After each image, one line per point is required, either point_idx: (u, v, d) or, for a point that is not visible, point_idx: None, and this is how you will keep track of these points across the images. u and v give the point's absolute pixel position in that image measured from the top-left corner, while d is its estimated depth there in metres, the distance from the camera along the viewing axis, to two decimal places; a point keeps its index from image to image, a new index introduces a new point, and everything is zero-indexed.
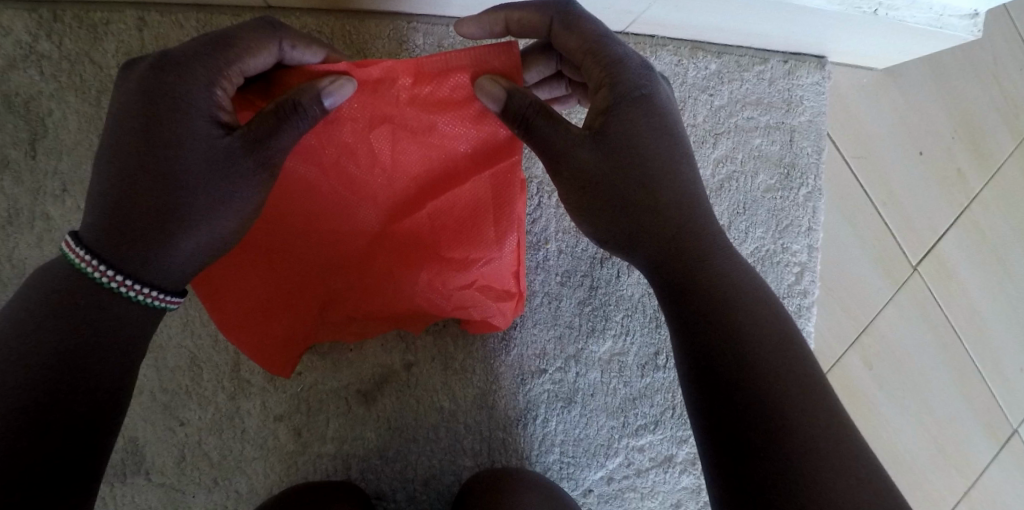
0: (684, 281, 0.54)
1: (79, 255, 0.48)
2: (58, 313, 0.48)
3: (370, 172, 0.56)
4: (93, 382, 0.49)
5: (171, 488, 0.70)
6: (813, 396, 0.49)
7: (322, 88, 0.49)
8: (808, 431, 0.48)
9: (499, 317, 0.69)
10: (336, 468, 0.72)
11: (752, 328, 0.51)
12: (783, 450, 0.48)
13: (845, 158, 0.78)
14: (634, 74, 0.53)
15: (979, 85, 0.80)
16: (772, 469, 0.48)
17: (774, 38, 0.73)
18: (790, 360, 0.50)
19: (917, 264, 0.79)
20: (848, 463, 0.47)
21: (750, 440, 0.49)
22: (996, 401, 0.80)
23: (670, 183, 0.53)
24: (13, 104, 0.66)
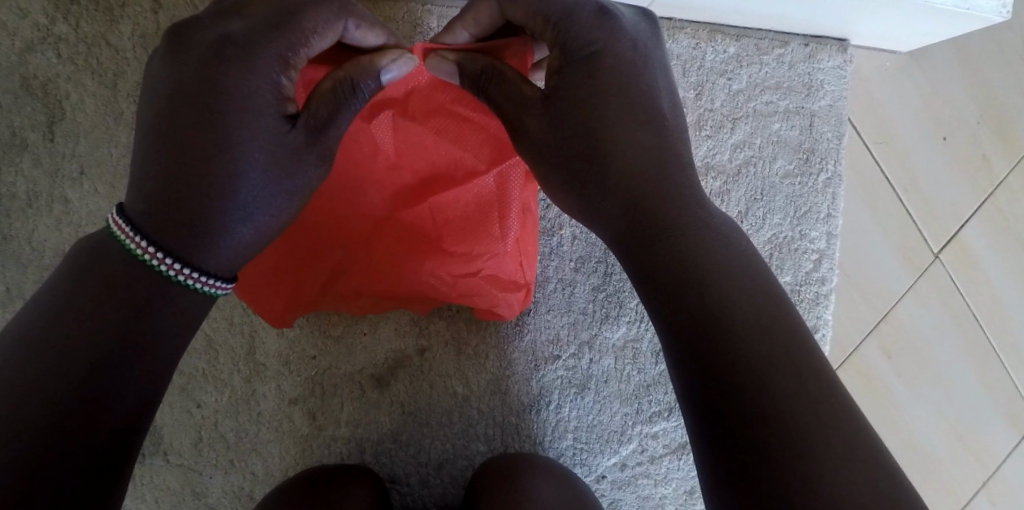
0: (665, 265, 0.50)
1: (135, 242, 0.46)
2: (101, 300, 0.45)
3: (395, 169, 0.60)
4: (125, 380, 0.44)
5: (188, 470, 0.71)
6: (808, 375, 0.45)
7: (380, 66, 0.52)
8: (804, 417, 0.43)
9: (505, 309, 0.66)
10: (350, 451, 0.73)
11: (728, 306, 0.47)
12: (782, 438, 0.43)
13: (866, 144, 0.76)
14: (585, 28, 0.51)
15: (1007, 68, 0.78)
16: (770, 459, 0.43)
17: (796, 21, 0.71)
18: (783, 338, 0.46)
19: (938, 252, 0.77)
20: (851, 449, 0.43)
21: (745, 428, 0.44)
22: (1018, 392, 0.79)
23: (638, 143, 0.52)
24: (31, 87, 0.67)
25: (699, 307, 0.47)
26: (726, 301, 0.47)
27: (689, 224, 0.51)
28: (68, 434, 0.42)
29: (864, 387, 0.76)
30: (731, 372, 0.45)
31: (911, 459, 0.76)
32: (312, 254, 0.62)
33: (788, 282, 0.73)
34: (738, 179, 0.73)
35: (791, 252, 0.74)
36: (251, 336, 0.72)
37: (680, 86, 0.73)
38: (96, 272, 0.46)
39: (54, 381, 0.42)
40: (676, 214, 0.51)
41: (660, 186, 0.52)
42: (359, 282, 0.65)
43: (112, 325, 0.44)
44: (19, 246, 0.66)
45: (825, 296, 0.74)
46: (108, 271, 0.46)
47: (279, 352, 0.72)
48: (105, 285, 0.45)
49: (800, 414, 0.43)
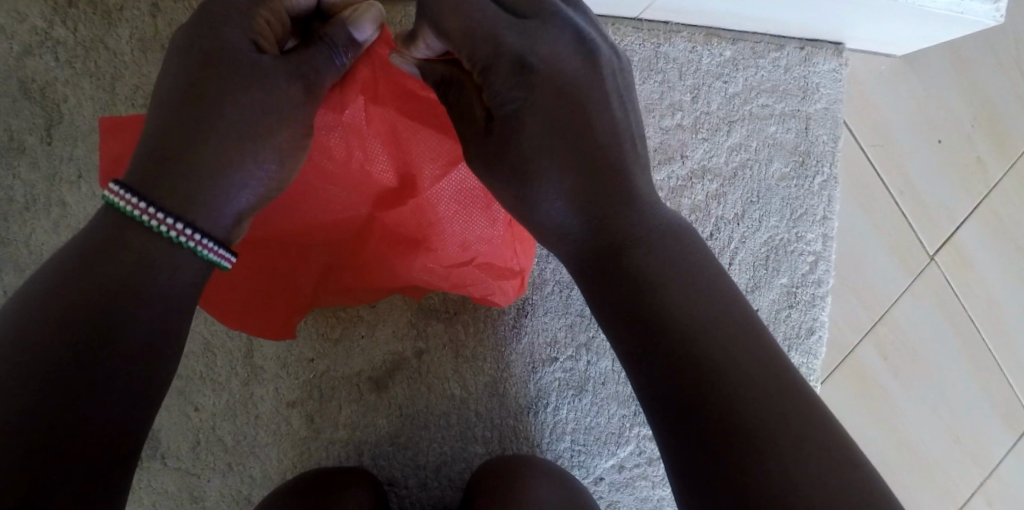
0: (619, 275, 0.49)
1: (132, 204, 0.44)
2: (97, 274, 0.43)
3: (371, 169, 0.55)
4: (121, 364, 0.42)
5: (186, 473, 0.71)
6: (770, 376, 0.43)
7: (348, 20, 0.51)
8: (766, 420, 0.42)
9: (500, 296, 0.67)
10: (348, 453, 0.73)
11: (681, 314, 0.45)
12: (744, 443, 0.42)
13: (862, 147, 0.77)
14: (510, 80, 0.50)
15: (1001, 70, 0.78)
16: (737, 468, 0.41)
17: (791, 24, 0.72)
18: (740, 340, 0.44)
19: (934, 254, 0.78)
20: (814, 450, 0.41)
21: (708, 437, 0.43)
22: (1014, 393, 0.79)
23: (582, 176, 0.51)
24: (29, 90, 0.67)
25: (652, 313, 0.46)
26: (677, 309, 0.46)
27: (650, 232, 0.50)
28: (55, 429, 0.39)
29: (860, 388, 0.76)
30: (685, 378, 0.44)
31: (908, 459, 0.76)
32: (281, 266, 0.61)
33: (784, 284, 0.74)
34: (734, 182, 0.74)
35: (787, 254, 0.74)
36: (249, 338, 0.72)
37: (676, 89, 0.73)
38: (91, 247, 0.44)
39: (38, 370, 0.40)
40: (637, 221, 0.50)
41: (618, 199, 0.51)
42: (349, 279, 0.65)
43: (108, 301, 0.42)
44: (17, 249, 0.66)
45: (821, 298, 0.74)
46: (104, 241, 0.44)
47: (277, 355, 0.72)
48: (101, 258, 0.43)
49: (754, 422, 0.42)
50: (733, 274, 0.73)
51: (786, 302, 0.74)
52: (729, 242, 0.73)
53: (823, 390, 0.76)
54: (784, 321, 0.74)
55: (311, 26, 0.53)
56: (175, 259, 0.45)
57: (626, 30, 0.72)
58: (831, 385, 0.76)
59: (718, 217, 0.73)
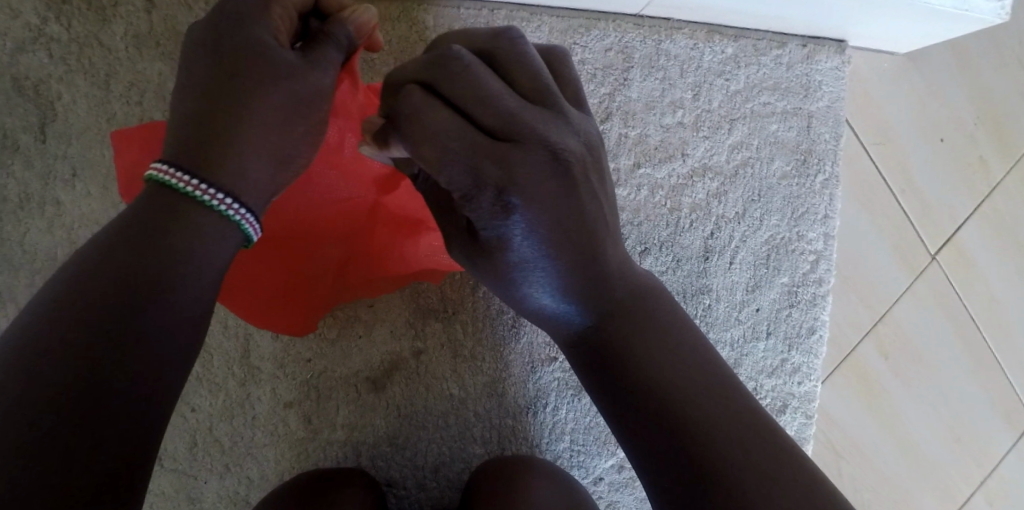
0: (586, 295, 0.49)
1: (183, 181, 0.45)
2: (128, 263, 0.42)
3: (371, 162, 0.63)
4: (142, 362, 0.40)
5: (183, 474, 0.70)
6: (717, 389, 0.45)
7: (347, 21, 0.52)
8: (711, 423, 0.43)
9: None
10: (347, 454, 0.72)
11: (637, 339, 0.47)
12: (695, 446, 0.43)
13: (864, 146, 0.76)
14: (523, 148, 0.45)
15: (1003, 69, 0.78)
16: (689, 469, 0.42)
17: (794, 21, 0.71)
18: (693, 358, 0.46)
19: (935, 252, 0.77)
20: (758, 451, 0.42)
21: (660, 442, 0.44)
22: (1015, 392, 0.79)
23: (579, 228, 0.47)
24: (22, 88, 0.66)
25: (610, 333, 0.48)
26: (653, 368, 0.46)
27: (624, 296, 0.49)
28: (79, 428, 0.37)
29: (862, 387, 0.76)
30: (659, 431, 0.44)
31: (909, 460, 0.76)
32: (280, 258, 0.65)
33: (786, 283, 0.73)
34: (735, 180, 0.73)
35: (788, 254, 0.73)
36: (246, 339, 0.71)
37: (678, 86, 0.73)
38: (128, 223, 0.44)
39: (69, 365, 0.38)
40: (615, 279, 0.49)
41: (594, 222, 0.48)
42: (357, 263, 0.69)
43: (136, 280, 0.41)
44: (11, 248, 0.65)
45: (822, 297, 0.74)
46: (139, 217, 0.44)
47: (274, 355, 0.72)
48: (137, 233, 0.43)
49: (738, 475, 0.41)
50: (734, 274, 0.73)
51: (788, 301, 0.73)
52: (730, 240, 0.73)
53: (823, 390, 0.75)
54: (785, 320, 0.73)
55: (308, 24, 0.52)
56: (210, 232, 0.45)
57: (627, 26, 0.72)
58: (831, 385, 0.75)
59: (719, 216, 0.73)
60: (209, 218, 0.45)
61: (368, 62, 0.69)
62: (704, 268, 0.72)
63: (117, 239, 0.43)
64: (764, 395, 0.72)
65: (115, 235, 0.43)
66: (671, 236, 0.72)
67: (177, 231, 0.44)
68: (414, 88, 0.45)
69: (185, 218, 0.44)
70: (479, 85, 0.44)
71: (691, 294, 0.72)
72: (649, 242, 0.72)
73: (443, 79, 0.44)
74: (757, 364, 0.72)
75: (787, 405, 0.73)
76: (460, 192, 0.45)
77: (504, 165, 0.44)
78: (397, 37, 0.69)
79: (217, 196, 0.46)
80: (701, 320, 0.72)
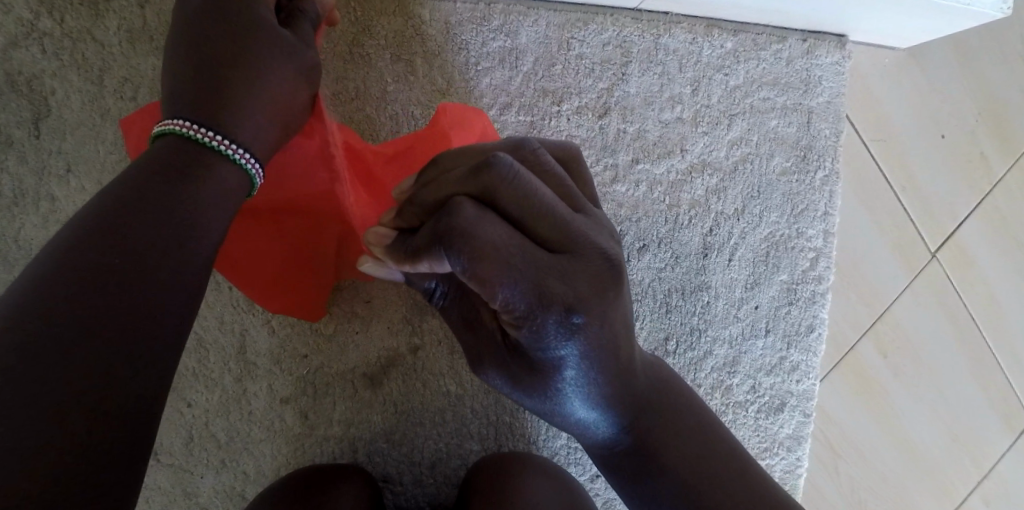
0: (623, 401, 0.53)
1: (201, 132, 0.49)
2: (135, 222, 0.45)
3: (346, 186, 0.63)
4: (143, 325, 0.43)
5: (179, 469, 0.70)
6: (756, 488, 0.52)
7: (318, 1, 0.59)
8: None
9: None
10: (343, 450, 0.72)
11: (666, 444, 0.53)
12: None
13: (864, 142, 0.75)
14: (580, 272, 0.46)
15: (1006, 64, 0.77)
16: None
17: (794, 16, 0.70)
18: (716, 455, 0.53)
19: (936, 250, 0.77)
20: None
21: None
22: (1014, 391, 0.78)
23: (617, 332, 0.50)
24: (15, 83, 0.65)
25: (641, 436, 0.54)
26: (679, 459, 0.53)
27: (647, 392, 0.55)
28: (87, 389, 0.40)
29: (860, 384, 0.75)
30: None
31: (907, 458, 0.76)
32: (276, 238, 0.64)
33: (784, 280, 0.73)
34: (734, 176, 0.73)
35: (788, 250, 0.73)
36: (241, 335, 0.71)
37: (676, 81, 0.72)
38: (152, 174, 0.47)
39: (79, 319, 0.41)
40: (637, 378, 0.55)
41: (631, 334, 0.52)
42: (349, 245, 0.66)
43: (163, 243, 0.45)
44: (5, 245, 0.65)
45: (821, 294, 0.73)
46: (164, 170, 0.48)
47: (270, 351, 0.72)
48: (162, 190, 0.47)
49: None
50: (733, 271, 0.72)
51: (786, 299, 0.73)
52: (729, 237, 0.72)
53: (822, 388, 0.75)
54: (784, 317, 0.73)
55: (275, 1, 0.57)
56: (226, 186, 0.50)
57: (624, 20, 0.71)
58: (829, 382, 0.75)
59: (718, 213, 0.72)
60: (226, 168, 0.50)
61: (364, 56, 0.68)
62: (703, 265, 0.72)
63: (144, 194, 0.46)
64: (763, 392, 0.72)
65: (139, 187, 0.47)
66: (669, 233, 0.72)
67: (199, 195, 0.48)
68: (465, 199, 0.45)
69: (209, 173, 0.49)
70: (531, 194, 0.45)
71: (689, 291, 0.71)
72: (647, 238, 0.71)
73: (493, 190, 0.45)
74: (755, 361, 0.72)
75: (785, 403, 0.72)
76: (523, 314, 0.45)
77: (566, 278, 0.45)
78: (392, 32, 0.69)
79: (231, 146, 0.50)
80: (700, 317, 0.71)
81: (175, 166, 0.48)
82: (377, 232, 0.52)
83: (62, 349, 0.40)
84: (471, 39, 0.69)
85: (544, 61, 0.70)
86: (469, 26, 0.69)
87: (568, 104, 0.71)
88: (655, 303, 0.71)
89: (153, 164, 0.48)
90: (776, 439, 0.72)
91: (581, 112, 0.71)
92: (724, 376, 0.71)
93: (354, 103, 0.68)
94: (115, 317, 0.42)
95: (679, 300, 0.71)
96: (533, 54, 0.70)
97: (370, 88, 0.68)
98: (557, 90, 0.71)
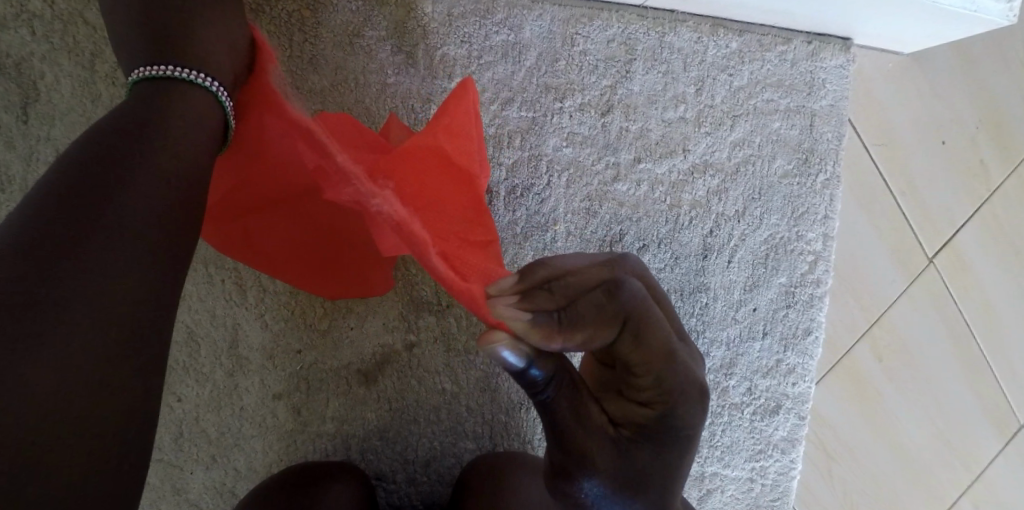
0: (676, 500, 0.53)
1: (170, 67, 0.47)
2: (98, 168, 0.42)
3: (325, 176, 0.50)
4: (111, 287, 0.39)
5: (169, 465, 0.69)
6: None
7: None
8: None
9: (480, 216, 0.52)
10: (336, 447, 0.71)
11: None
12: None
13: (865, 145, 0.75)
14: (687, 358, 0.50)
15: (1006, 73, 0.78)
16: None
17: (801, 18, 0.70)
18: None
19: (932, 255, 0.77)
20: None
21: None
22: (1004, 397, 0.79)
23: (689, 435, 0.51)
24: (3, 65, 0.63)
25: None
26: None
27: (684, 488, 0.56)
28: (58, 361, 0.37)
29: (855, 387, 0.76)
30: None
31: (899, 462, 0.76)
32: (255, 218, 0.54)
33: (783, 283, 0.73)
34: (736, 178, 0.72)
35: (787, 253, 0.73)
36: (233, 329, 0.70)
37: (680, 80, 0.71)
38: (145, 106, 0.45)
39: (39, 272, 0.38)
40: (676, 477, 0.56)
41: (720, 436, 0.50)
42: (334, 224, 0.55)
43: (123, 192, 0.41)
44: None
45: (819, 297, 0.73)
46: (161, 103, 0.46)
47: (263, 346, 0.70)
48: (162, 119, 0.45)
49: None
50: (733, 273, 0.72)
51: (784, 302, 0.73)
52: (729, 239, 0.72)
53: (817, 391, 0.75)
54: (782, 320, 0.73)
55: None
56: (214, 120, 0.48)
57: (630, 17, 0.70)
58: (824, 385, 0.75)
59: (719, 214, 0.72)
60: (210, 104, 0.48)
61: (364, 46, 0.66)
62: (703, 266, 0.71)
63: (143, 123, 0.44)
64: (759, 394, 0.72)
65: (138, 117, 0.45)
66: (671, 233, 0.71)
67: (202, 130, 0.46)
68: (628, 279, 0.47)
69: (196, 110, 0.47)
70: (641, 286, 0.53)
71: (689, 292, 0.71)
72: (647, 238, 0.71)
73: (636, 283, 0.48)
74: (752, 363, 0.72)
75: (781, 405, 0.72)
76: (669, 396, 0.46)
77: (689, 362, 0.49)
78: (394, 22, 0.67)
79: (208, 79, 0.48)
80: (698, 318, 0.71)
81: (148, 102, 0.45)
82: (508, 311, 0.43)
83: (65, 285, 0.38)
84: (474, 32, 0.68)
85: (547, 57, 0.69)
86: (472, 18, 0.68)
87: (571, 100, 0.70)
88: None
89: (144, 99, 0.46)
90: (771, 441, 0.72)
91: (584, 110, 0.70)
92: (721, 378, 0.71)
93: (354, 95, 0.66)
94: (120, 261, 0.40)
95: (678, 301, 0.71)
96: (537, 49, 0.69)
97: (370, 79, 0.67)
98: (560, 86, 0.70)
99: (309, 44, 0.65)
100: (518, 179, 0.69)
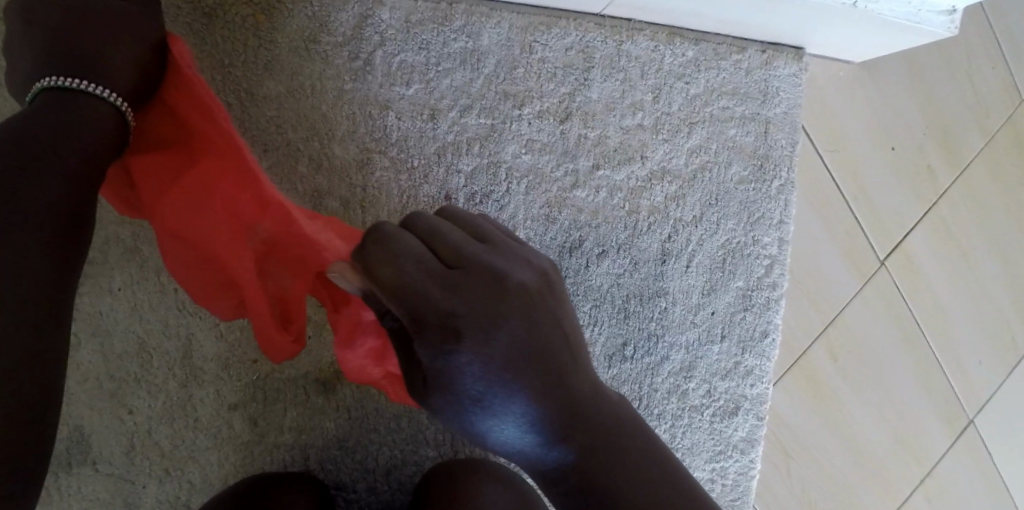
0: None
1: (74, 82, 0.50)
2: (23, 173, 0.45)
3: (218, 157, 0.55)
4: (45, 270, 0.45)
5: (119, 479, 0.67)
6: None
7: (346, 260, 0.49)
8: None
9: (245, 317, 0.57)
10: (294, 458, 0.70)
11: None
12: None
13: (818, 152, 0.77)
14: None
15: (953, 84, 0.81)
16: None
17: (754, 27, 0.71)
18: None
19: (884, 259, 0.79)
20: None
21: None
22: (954, 396, 0.82)
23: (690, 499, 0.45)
24: None
25: None
26: None
27: None
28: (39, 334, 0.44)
29: (812, 389, 0.77)
30: None
31: (855, 459, 0.78)
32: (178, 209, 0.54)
33: (740, 287, 0.74)
34: (694, 184, 0.73)
35: (744, 258, 0.74)
36: (187, 339, 0.68)
37: (638, 88, 0.72)
38: (48, 113, 0.49)
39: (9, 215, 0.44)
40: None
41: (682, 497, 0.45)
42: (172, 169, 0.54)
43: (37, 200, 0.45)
44: None
45: (776, 301, 0.74)
46: (53, 118, 0.48)
47: (218, 356, 0.69)
48: (80, 136, 0.49)
49: None
50: (691, 277, 0.73)
51: (742, 306, 0.74)
52: (687, 244, 0.73)
53: (775, 392, 0.76)
54: (739, 323, 0.74)
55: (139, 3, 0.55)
56: (98, 123, 0.50)
57: (588, 25, 0.71)
58: (784, 388, 0.76)
59: (677, 219, 0.73)
60: (110, 111, 0.51)
61: (321, 52, 0.65)
62: (661, 271, 0.72)
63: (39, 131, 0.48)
64: (718, 396, 0.73)
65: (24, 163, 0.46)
66: (629, 238, 0.72)
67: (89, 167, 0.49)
68: None
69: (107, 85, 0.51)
70: None
71: (648, 296, 0.72)
72: (606, 243, 0.71)
73: None
74: (711, 366, 0.73)
75: (739, 407, 0.73)
76: None
77: None
78: (350, 29, 0.66)
79: (85, 84, 0.50)
80: (658, 322, 0.72)
81: (60, 113, 0.49)
82: None
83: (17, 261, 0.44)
84: (432, 38, 0.68)
85: (505, 64, 0.69)
86: (429, 25, 0.68)
87: (529, 107, 0.70)
88: (614, 308, 0.71)
89: (38, 110, 0.49)
90: (730, 443, 0.73)
91: (542, 116, 0.70)
92: (680, 381, 0.72)
93: (311, 100, 0.65)
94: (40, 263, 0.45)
95: (637, 305, 0.71)
96: (495, 56, 0.69)
97: (327, 85, 0.66)
98: (519, 93, 0.70)
99: (265, 49, 0.64)
100: (477, 188, 0.69)
